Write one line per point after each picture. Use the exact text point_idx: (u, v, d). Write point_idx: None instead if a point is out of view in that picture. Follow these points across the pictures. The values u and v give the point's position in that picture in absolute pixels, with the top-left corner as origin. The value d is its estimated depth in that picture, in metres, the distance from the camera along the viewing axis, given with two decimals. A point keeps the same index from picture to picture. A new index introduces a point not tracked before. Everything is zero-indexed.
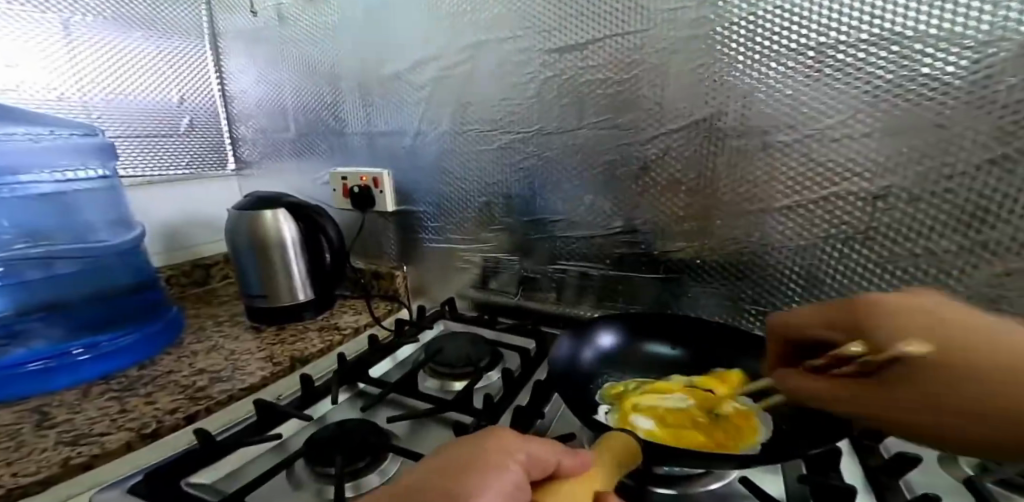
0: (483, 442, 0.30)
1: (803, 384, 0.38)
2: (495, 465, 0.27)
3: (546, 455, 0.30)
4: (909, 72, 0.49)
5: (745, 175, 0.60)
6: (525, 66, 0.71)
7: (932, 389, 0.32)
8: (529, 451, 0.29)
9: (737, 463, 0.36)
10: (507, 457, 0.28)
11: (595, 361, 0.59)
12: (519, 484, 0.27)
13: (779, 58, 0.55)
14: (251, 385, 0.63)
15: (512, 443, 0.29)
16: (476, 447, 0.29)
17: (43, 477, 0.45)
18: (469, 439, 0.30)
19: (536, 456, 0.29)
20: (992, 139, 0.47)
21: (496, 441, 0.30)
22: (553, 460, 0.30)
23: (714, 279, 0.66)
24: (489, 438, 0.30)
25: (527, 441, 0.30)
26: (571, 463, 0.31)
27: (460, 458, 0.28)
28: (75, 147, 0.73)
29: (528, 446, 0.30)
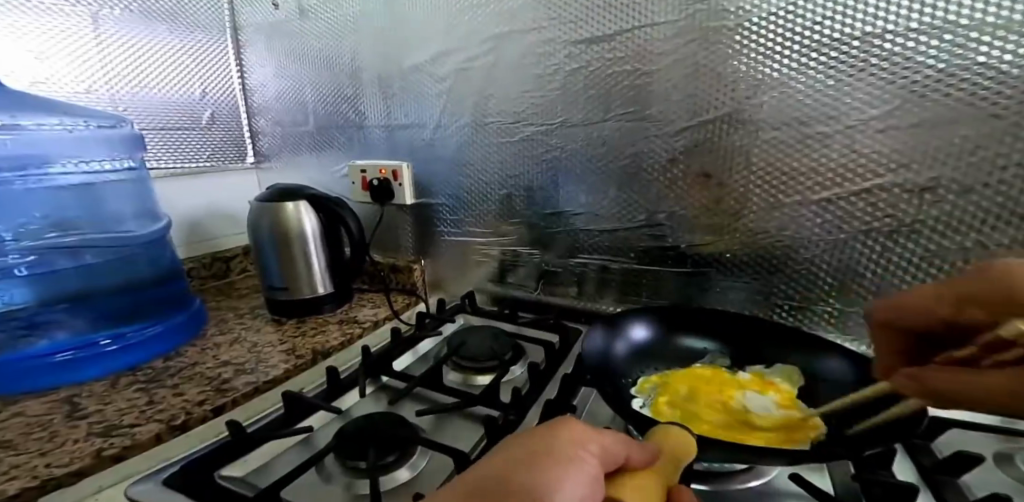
0: (550, 435, 0.29)
1: (958, 379, 0.32)
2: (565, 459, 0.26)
3: (617, 448, 0.29)
4: (963, 61, 0.47)
5: (781, 167, 0.59)
6: (550, 58, 0.70)
7: (1015, 377, 0.30)
8: (599, 445, 0.28)
9: (787, 459, 0.35)
10: (578, 449, 0.27)
11: (627, 355, 0.58)
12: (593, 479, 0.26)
13: (821, 49, 0.53)
14: (276, 377, 0.63)
15: (581, 435, 0.28)
16: (542, 440, 0.28)
17: (77, 468, 0.45)
18: (534, 432, 0.29)
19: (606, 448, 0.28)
20: None
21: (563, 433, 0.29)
22: (623, 453, 0.29)
23: (745, 273, 0.65)
24: (558, 428, 0.29)
25: (597, 434, 0.29)
26: (639, 457, 0.30)
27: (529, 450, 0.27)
28: (101, 138, 0.72)
29: (599, 439, 0.28)
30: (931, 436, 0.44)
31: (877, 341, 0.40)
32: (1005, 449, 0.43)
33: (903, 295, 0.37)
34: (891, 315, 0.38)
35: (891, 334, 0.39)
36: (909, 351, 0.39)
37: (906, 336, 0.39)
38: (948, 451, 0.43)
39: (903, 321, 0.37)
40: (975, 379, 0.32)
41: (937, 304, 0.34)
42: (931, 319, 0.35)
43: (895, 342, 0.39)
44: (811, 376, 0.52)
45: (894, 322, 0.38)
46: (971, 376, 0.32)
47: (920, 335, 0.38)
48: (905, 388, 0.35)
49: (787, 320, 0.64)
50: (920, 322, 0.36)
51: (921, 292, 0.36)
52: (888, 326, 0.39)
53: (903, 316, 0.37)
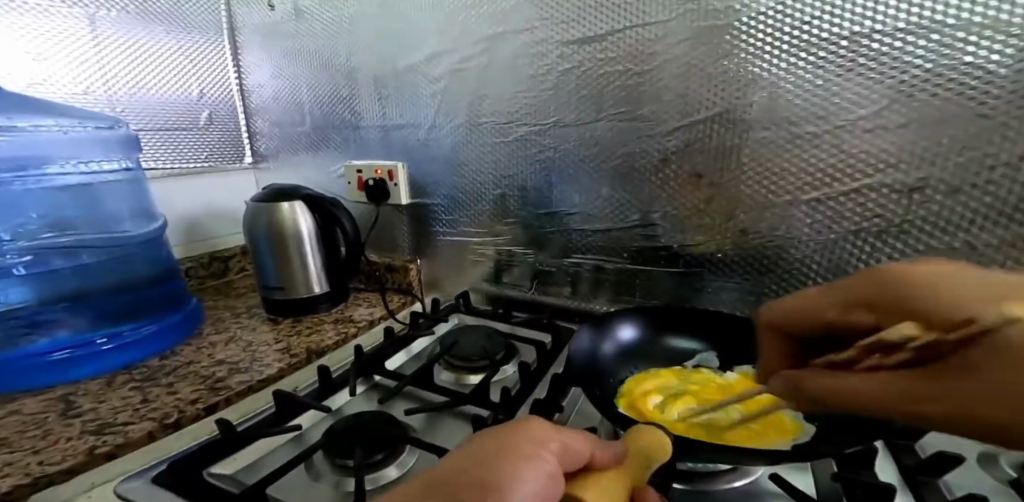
0: (515, 432, 0.29)
1: (834, 382, 0.28)
2: (529, 455, 0.27)
3: (581, 447, 0.30)
4: (950, 61, 0.47)
5: (772, 167, 0.58)
6: (543, 58, 0.70)
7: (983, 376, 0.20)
8: (565, 442, 0.28)
9: (769, 459, 0.35)
10: (537, 447, 0.27)
11: (615, 355, 0.58)
12: (555, 476, 0.27)
13: (810, 48, 0.53)
14: (269, 376, 0.63)
15: (546, 432, 0.29)
16: (507, 437, 0.28)
17: (69, 466, 0.46)
18: (499, 430, 0.29)
19: (571, 447, 0.29)
20: None
21: (528, 431, 0.29)
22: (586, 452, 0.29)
23: (737, 273, 0.65)
24: (519, 428, 0.29)
25: (563, 432, 0.29)
26: (601, 455, 0.30)
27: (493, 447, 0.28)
28: (96, 139, 0.73)
29: (563, 438, 0.29)
30: (915, 436, 0.44)
31: (762, 347, 0.36)
32: (990, 450, 0.43)
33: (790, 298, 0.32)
34: (777, 316, 0.33)
35: (777, 340, 0.34)
36: (795, 357, 0.34)
37: (794, 340, 0.34)
38: (931, 451, 0.43)
39: (781, 323, 0.33)
40: (846, 376, 0.27)
41: (828, 307, 0.30)
42: (815, 325, 0.31)
43: (785, 349, 0.34)
44: None
45: (781, 326, 0.33)
46: (858, 382, 0.26)
47: (805, 343, 0.33)
48: (797, 398, 0.31)
49: None
50: (804, 329, 0.32)
51: (812, 294, 0.31)
52: (778, 331, 0.34)
53: (794, 321, 0.32)
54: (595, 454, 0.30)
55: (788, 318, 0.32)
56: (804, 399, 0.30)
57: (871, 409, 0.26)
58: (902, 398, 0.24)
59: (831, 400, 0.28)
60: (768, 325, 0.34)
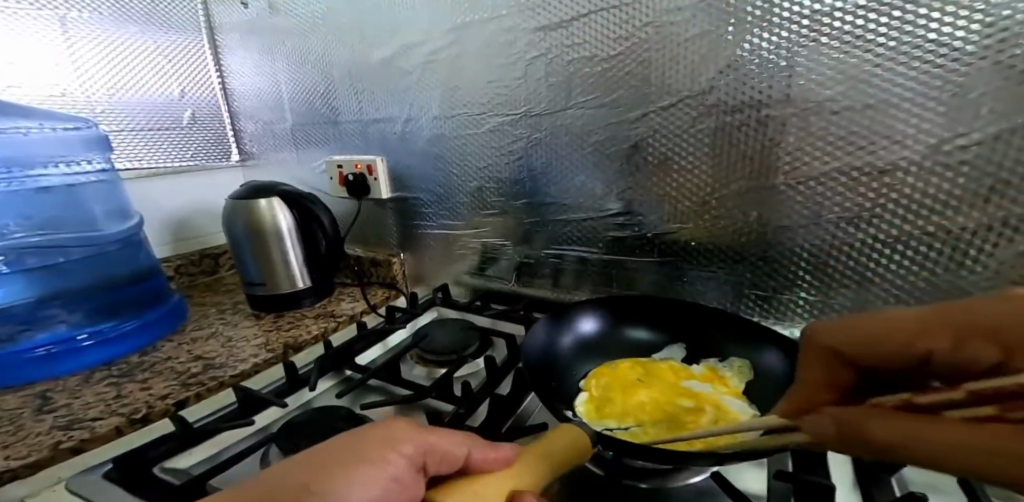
0: (378, 431, 0.31)
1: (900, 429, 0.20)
2: (379, 458, 0.29)
3: (450, 448, 0.31)
4: (914, 39, 0.45)
5: (741, 151, 0.56)
6: (511, 47, 0.69)
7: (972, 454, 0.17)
8: (426, 444, 0.31)
9: (711, 459, 0.34)
10: (390, 451, 0.30)
11: (576, 349, 0.57)
12: (406, 479, 0.29)
13: (773, 28, 0.51)
14: (241, 371, 0.64)
15: (406, 435, 0.31)
16: (368, 438, 0.31)
17: (32, 461, 0.47)
18: (361, 429, 0.32)
19: (432, 449, 0.31)
20: (1010, 107, 0.42)
21: (388, 431, 0.31)
22: (454, 455, 0.31)
23: (714, 262, 0.63)
24: (383, 429, 0.31)
25: (427, 434, 0.31)
26: (479, 457, 0.32)
27: (351, 445, 0.30)
28: (59, 139, 0.73)
29: (426, 441, 0.31)
30: None
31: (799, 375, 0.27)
32: None
33: (851, 319, 0.24)
34: (828, 337, 0.25)
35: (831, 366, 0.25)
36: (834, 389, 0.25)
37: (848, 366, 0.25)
38: None
39: (836, 344, 0.25)
40: (895, 432, 0.20)
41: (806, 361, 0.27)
42: (905, 359, 0.22)
43: (839, 378, 0.25)
44: (758, 368, 0.51)
45: (843, 350, 0.24)
46: (933, 424, 0.19)
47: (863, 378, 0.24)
48: (819, 425, 0.24)
49: (755, 310, 0.62)
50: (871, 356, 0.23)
51: (864, 319, 0.24)
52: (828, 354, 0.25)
53: (850, 348, 0.24)
54: (469, 454, 0.32)
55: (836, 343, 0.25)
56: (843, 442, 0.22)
57: (894, 449, 0.20)
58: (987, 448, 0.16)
59: (843, 427, 0.23)
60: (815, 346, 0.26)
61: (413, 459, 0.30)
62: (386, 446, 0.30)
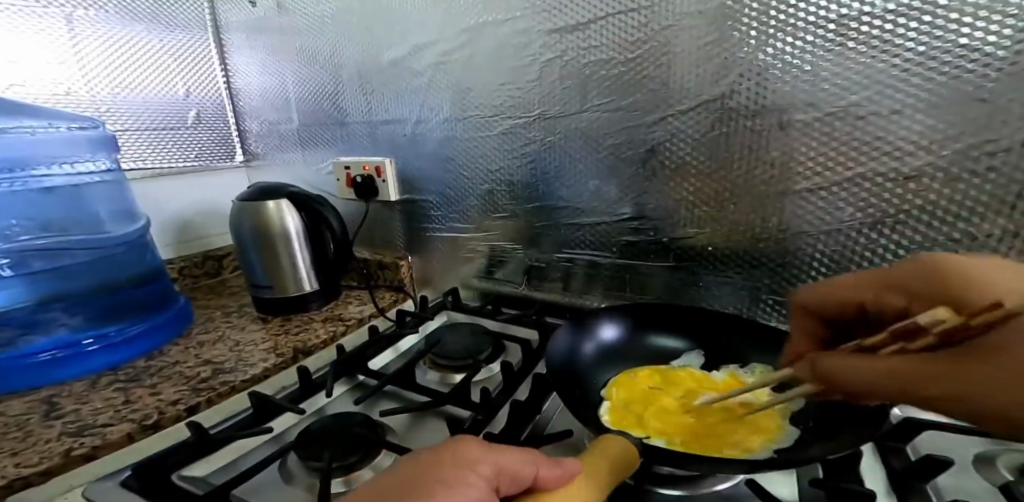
0: (444, 455, 0.29)
1: (853, 364, 0.32)
2: (458, 480, 0.27)
3: (520, 466, 0.30)
4: (944, 44, 0.45)
5: (761, 156, 0.56)
6: (526, 49, 0.68)
7: (962, 376, 0.28)
8: (498, 464, 0.29)
9: (747, 467, 0.33)
10: (467, 472, 0.28)
11: (596, 355, 0.56)
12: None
13: (798, 32, 0.51)
14: (252, 376, 0.63)
15: (476, 456, 0.29)
16: (438, 461, 0.29)
17: (44, 468, 0.45)
18: (428, 453, 0.30)
19: (505, 468, 0.29)
20: None
21: (459, 453, 0.29)
22: (527, 474, 0.30)
23: (730, 268, 0.63)
24: (449, 454, 0.29)
25: (496, 454, 0.29)
26: (549, 475, 0.31)
27: (424, 471, 0.28)
28: (66, 140, 0.71)
29: (497, 460, 0.29)
30: (906, 438, 0.42)
31: (793, 329, 0.46)
32: (988, 451, 0.41)
33: (834, 284, 0.43)
34: (808, 301, 0.45)
35: (804, 317, 0.46)
36: (817, 336, 0.45)
37: (818, 321, 0.45)
38: (925, 451, 0.41)
39: (812, 305, 0.44)
40: (872, 369, 0.31)
41: (867, 291, 0.41)
42: (852, 304, 0.42)
43: (816, 328, 0.45)
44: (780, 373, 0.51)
45: (811, 306, 0.45)
46: (978, 380, 0.27)
47: (828, 320, 0.45)
48: (807, 375, 0.35)
49: (772, 315, 0.62)
50: (833, 308, 0.43)
51: (856, 281, 0.42)
52: (808, 313, 0.45)
53: (824, 303, 0.44)
54: (539, 473, 0.30)
55: (823, 300, 0.44)
56: (823, 381, 0.33)
57: (907, 393, 0.29)
58: (935, 387, 0.28)
59: (834, 377, 0.32)
60: (800, 307, 0.45)
61: (490, 481, 0.28)
62: (459, 468, 0.28)
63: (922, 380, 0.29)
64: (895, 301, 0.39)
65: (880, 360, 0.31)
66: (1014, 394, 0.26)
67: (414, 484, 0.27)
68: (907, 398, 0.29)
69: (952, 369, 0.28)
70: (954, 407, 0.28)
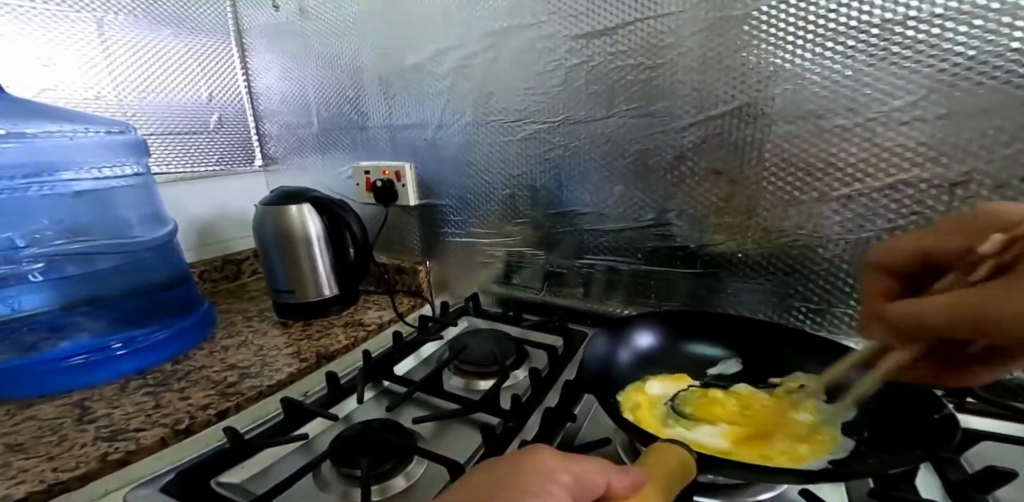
0: (523, 465, 0.29)
1: (907, 306, 0.38)
2: (542, 490, 0.27)
3: (594, 476, 0.30)
4: (995, 48, 0.44)
5: (795, 162, 0.56)
6: (553, 53, 0.68)
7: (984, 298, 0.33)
8: (575, 473, 0.29)
9: (804, 478, 0.33)
10: (547, 482, 0.28)
11: (634, 363, 0.56)
12: None
13: (838, 37, 0.50)
14: (280, 381, 0.63)
15: (555, 466, 0.29)
16: (519, 468, 0.29)
17: (82, 473, 0.46)
18: (511, 457, 0.30)
19: (581, 478, 0.29)
20: None
21: (538, 463, 0.29)
22: (601, 482, 0.30)
23: (760, 274, 0.62)
24: (528, 462, 0.29)
25: (572, 464, 0.30)
26: (621, 484, 0.30)
27: (507, 481, 0.28)
28: (100, 144, 0.72)
29: (573, 470, 0.29)
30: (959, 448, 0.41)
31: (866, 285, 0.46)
32: None
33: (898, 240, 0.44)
34: (883, 258, 0.45)
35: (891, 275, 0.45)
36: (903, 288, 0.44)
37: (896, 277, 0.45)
38: (978, 466, 0.41)
39: (889, 260, 0.45)
40: (931, 309, 0.36)
41: (948, 240, 0.41)
42: (915, 259, 0.43)
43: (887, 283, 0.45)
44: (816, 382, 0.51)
45: (885, 263, 0.45)
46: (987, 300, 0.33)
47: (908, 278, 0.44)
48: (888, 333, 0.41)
49: (804, 322, 0.61)
50: (900, 262, 0.44)
51: (921, 236, 0.43)
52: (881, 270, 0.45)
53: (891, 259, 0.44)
54: (610, 483, 0.30)
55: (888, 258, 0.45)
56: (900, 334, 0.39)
57: (940, 320, 0.35)
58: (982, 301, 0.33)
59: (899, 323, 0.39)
60: (877, 266, 0.46)
61: (569, 491, 0.28)
62: (540, 479, 0.28)
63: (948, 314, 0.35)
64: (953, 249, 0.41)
65: (924, 300, 0.37)
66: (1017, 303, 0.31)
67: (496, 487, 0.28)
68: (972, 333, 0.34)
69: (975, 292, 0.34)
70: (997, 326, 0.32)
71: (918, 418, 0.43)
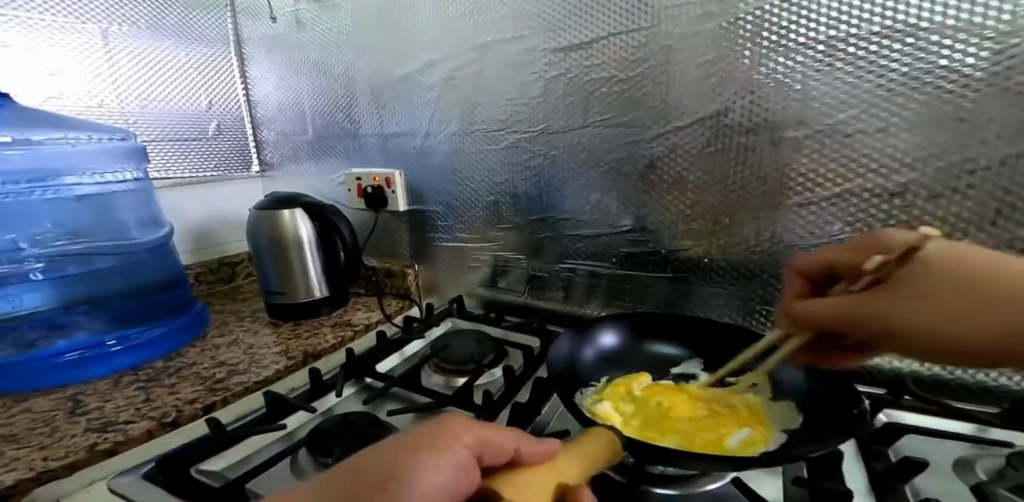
0: (433, 429, 0.31)
1: (818, 310, 0.43)
2: (446, 446, 0.29)
3: (502, 439, 0.31)
4: (926, 65, 0.47)
5: (754, 171, 0.58)
6: (532, 66, 0.71)
7: (908, 306, 0.37)
8: (482, 435, 0.31)
9: (731, 465, 0.35)
10: (451, 440, 0.30)
11: (597, 361, 0.58)
12: (468, 466, 0.29)
13: (788, 53, 0.53)
14: (265, 377, 0.65)
15: (463, 428, 0.31)
16: (432, 431, 0.31)
17: (71, 461, 0.48)
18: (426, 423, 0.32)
19: (487, 439, 0.31)
20: (1014, 133, 0.45)
21: (447, 427, 0.31)
22: (509, 445, 0.32)
23: (725, 279, 0.65)
24: (438, 426, 0.31)
25: (480, 427, 0.31)
26: (529, 451, 0.32)
27: (415, 440, 0.30)
28: (105, 150, 0.76)
29: (481, 432, 0.31)
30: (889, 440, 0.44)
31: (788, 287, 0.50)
32: (968, 456, 0.43)
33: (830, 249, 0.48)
34: (805, 266, 0.49)
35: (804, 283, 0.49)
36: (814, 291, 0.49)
37: (804, 282, 0.49)
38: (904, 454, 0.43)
39: (809, 269, 0.49)
40: (834, 310, 0.42)
41: (857, 252, 0.45)
42: (828, 264, 0.47)
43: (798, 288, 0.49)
44: (773, 381, 0.54)
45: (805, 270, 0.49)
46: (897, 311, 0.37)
47: (817, 283, 0.49)
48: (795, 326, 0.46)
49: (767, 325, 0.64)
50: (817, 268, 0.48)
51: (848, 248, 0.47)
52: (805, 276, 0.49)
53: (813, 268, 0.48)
54: (519, 447, 0.32)
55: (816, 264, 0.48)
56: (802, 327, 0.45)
57: (853, 321, 0.40)
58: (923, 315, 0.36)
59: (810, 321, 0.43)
60: (798, 271, 0.49)
61: (473, 450, 0.30)
62: (447, 438, 0.30)
63: (860, 317, 0.39)
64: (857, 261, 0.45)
65: (837, 304, 0.42)
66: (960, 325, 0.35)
67: (403, 444, 0.29)
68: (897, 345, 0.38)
69: (880, 304, 0.38)
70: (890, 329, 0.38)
71: (843, 409, 0.44)
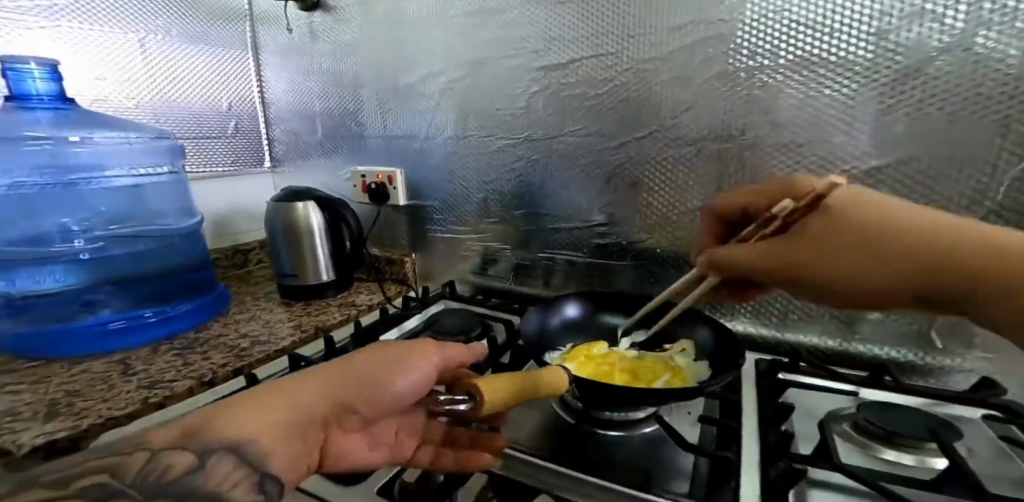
0: (411, 344, 0.47)
1: (740, 258, 0.54)
2: (419, 361, 0.46)
3: (455, 357, 0.49)
4: (815, 91, 0.62)
5: (695, 176, 0.71)
6: (518, 81, 0.83)
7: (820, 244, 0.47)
8: (444, 356, 0.47)
9: (659, 398, 0.47)
10: (424, 357, 0.46)
11: (560, 328, 0.72)
12: (430, 375, 0.46)
13: (719, 80, 0.66)
14: (284, 347, 0.77)
15: (432, 350, 0.47)
16: (410, 345, 0.47)
17: (131, 411, 0.59)
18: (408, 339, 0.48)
19: (447, 358, 0.48)
20: (867, 150, 0.61)
21: (421, 345, 0.47)
22: (460, 359, 0.49)
23: (675, 266, 0.77)
24: (415, 344, 0.47)
25: (444, 349, 0.48)
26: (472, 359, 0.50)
27: (399, 350, 0.46)
28: (145, 149, 0.87)
29: (444, 352, 0.48)
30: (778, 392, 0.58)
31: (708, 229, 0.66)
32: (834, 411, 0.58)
33: (736, 193, 0.62)
34: (719, 208, 0.64)
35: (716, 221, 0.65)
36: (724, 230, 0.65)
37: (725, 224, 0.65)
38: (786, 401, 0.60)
39: (725, 215, 0.63)
40: (754, 257, 0.52)
41: (761, 199, 0.59)
42: (738, 212, 0.62)
43: (716, 230, 0.65)
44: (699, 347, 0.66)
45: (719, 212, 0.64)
46: (845, 265, 0.46)
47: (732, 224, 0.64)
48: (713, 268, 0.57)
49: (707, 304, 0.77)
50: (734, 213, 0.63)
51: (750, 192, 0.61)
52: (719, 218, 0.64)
53: (732, 213, 0.63)
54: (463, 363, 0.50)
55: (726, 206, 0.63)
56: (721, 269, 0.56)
57: (768, 265, 0.51)
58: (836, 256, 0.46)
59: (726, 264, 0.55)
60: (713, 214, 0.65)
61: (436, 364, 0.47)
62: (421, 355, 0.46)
63: (785, 267, 0.50)
64: (763, 205, 0.59)
65: (753, 254, 0.53)
66: (884, 250, 0.44)
67: (394, 351, 0.45)
68: (834, 280, 0.47)
69: (808, 254, 0.48)
70: (817, 275, 0.48)
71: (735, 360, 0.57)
